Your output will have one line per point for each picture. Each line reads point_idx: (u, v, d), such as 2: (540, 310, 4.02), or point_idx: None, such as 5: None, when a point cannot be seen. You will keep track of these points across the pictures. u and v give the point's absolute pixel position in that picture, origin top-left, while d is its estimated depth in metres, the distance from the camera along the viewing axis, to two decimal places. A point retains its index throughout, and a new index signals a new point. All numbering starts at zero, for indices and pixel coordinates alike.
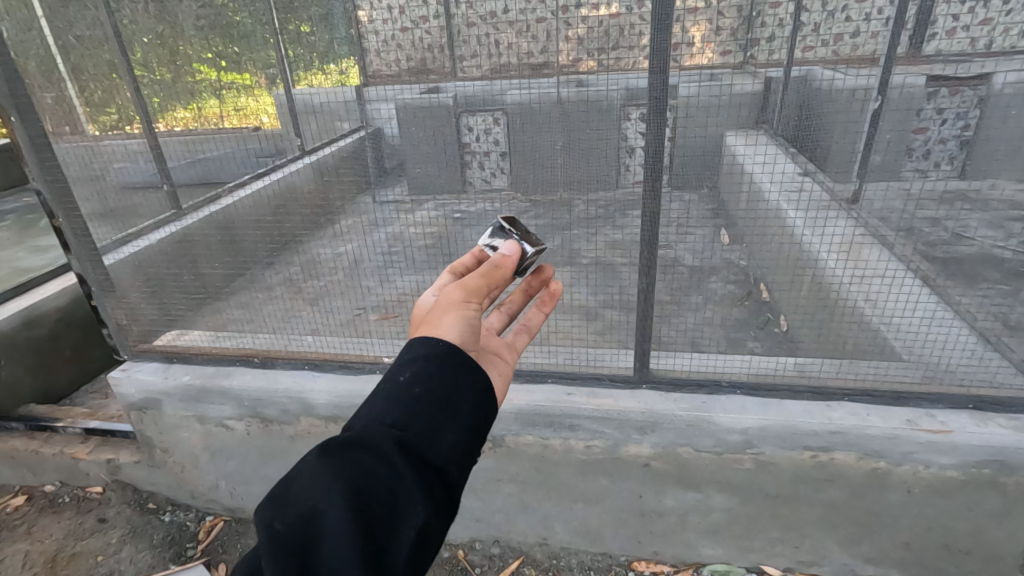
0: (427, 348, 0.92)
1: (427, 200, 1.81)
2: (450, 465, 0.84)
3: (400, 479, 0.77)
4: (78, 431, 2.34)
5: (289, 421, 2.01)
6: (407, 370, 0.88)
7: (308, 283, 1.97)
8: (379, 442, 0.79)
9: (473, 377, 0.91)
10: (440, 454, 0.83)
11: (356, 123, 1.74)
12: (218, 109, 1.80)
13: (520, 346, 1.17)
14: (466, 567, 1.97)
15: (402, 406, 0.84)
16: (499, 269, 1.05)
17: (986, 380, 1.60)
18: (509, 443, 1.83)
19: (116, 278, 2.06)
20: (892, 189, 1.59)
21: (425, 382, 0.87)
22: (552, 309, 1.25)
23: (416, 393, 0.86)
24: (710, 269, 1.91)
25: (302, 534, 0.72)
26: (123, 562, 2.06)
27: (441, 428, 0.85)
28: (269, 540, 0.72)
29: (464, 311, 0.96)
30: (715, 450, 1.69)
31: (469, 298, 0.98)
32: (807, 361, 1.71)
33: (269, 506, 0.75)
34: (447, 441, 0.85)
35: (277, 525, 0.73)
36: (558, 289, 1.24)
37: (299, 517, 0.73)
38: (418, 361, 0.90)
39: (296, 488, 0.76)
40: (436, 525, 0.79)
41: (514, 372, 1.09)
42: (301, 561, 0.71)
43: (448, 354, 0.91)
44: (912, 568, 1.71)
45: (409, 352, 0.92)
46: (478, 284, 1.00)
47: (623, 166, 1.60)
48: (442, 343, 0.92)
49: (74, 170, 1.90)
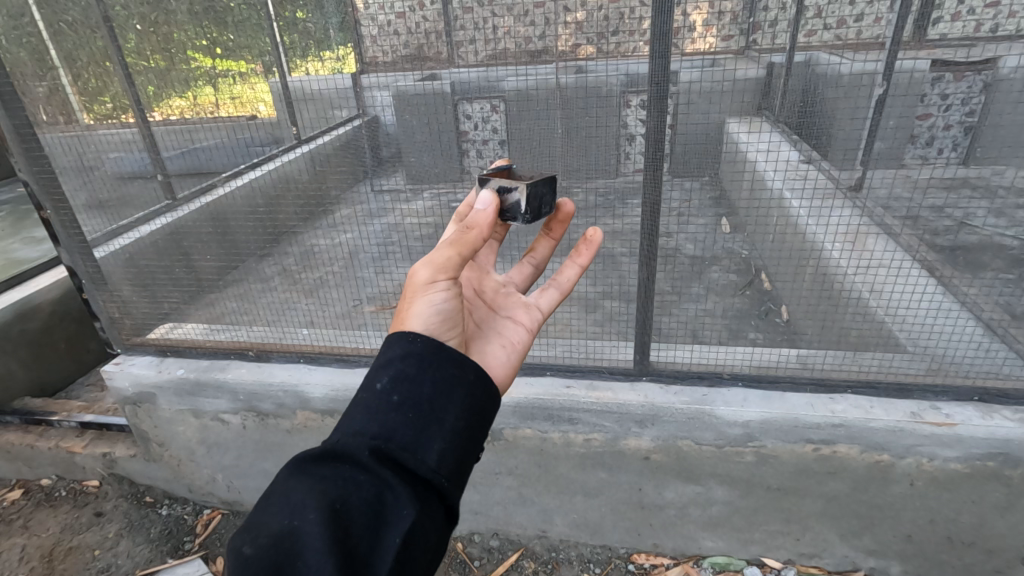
0: (404, 347, 0.84)
1: (425, 190, 1.91)
2: (437, 475, 0.78)
3: (385, 485, 0.76)
4: (73, 425, 2.32)
5: (285, 415, 1.97)
6: (383, 376, 0.82)
7: (303, 274, 1.99)
8: (356, 452, 0.77)
9: (459, 371, 0.84)
10: (425, 464, 0.78)
11: (354, 110, 1.70)
12: (213, 98, 1.75)
13: (546, 307, 1.10)
14: (464, 560, 1.96)
15: (378, 417, 0.79)
16: (469, 232, 0.91)
17: (993, 372, 1.53)
18: (507, 436, 1.80)
19: (108, 271, 2.01)
20: (893, 174, 1.57)
21: (402, 388, 0.81)
22: (587, 261, 1.13)
23: (393, 401, 0.80)
24: (710, 258, 2.04)
25: (276, 554, 0.71)
26: (120, 556, 2.05)
27: (425, 435, 0.79)
28: (239, 567, 0.70)
29: (429, 293, 0.87)
30: (716, 443, 1.67)
31: (437, 274, 0.87)
32: (810, 353, 1.66)
33: (243, 531, 0.74)
34: (433, 451, 0.79)
35: (247, 549, 0.72)
36: (594, 234, 1.12)
37: (273, 538, 0.72)
38: (394, 363, 0.83)
39: (270, 507, 0.75)
40: (426, 530, 0.76)
41: (527, 347, 1.03)
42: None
43: (430, 352, 0.84)
44: (913, 560, 1.70)
45: (385, 354, 0.85)
46: (446, 258, 0.88)
47: (623, 154, 1.64)
48: (420, 340, 0.85)
49: (64, 161, 1.85)
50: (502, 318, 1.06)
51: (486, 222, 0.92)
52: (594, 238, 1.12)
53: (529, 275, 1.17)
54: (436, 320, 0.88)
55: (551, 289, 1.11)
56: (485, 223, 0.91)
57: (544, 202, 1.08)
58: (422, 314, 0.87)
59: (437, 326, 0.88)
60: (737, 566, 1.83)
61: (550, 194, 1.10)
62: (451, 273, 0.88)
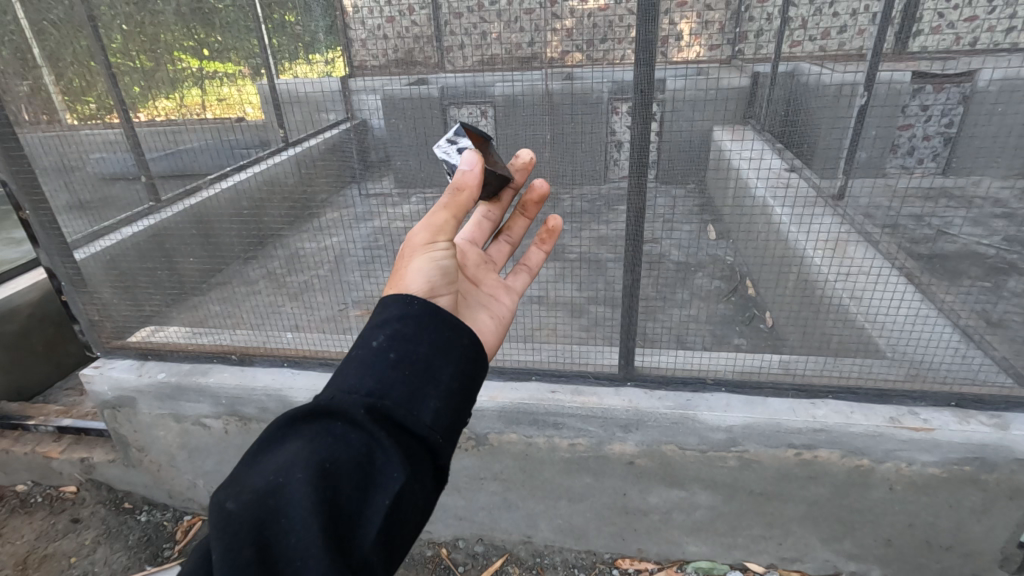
0: (401, 308, 0.86)
1: (415, 192, 1.94)
2: (431, 432, 0.79)
3: (375, 442, 0.74)
4: (51, 429, 2.26)
5: (268, 419, 1.91)
6: (380, 335, 0.83)
7: (288, 278, 2.01)
8: (351, 409, 0.75)
9: (455, 335, 0.87)
10: (420, 422, 0.78)
11: (342, 113, 1.70)
12: (201, 100, 1.73)
13: (521, 287, 1.13)
14: (448, 566, 1.95)
15: (375, 373, 0.79)
16: (461, 193, 0.92)
17: (968, 377, 1.56)
18: (493, 441, 1.79)
19: (88, 274, 1.96)
20: (879, 189, 1.68)
21: (399, 346, 0.82)
22: (551, 246, 1.19)
23: (390, 358, 0.81)
24: (698, 265, 2.01)
25: (259, 512, 0.68)
26: (96, 564, 1.99)
27: (419, 395, 0.80)
28: (221, 522, 0.67)
29: (429, 252, 0.92)
30: (699, 448, 1.67)
31: (435, 236, 0.92)
32: (792, 359, 1.68)
33: (224, 488, 0.71)
34: (428, 408, 0.80)
35: (229, 505, 0.68)
36: (555, 224, 1.17)
37: (256, 496, 0.69)
38: (392, 323, 0.84)
39: (255, 466, 0.73)
40: (417, 490, 0.76)
41: (510, 318, 1.07)
42: (258, 538, 0.67)
43: (427, 315, 0.86)
44: (892, 565, 1.72)
45: (382, 314, 0.87)
46: (443, 221, 0.92)
47: (611, 161, 1.67)
48: (418, 303, 0.87)
49: (45, 161, 1.81)
50: (484, 292, 1.07)
51: (477, 188, 0.93)
52: (540, 192, 1.14)
53: (506, 253, 1.19)
54: (429, 275, 0.91)
55: (523, 271, 1.16)
56: (473, 183, 0.92)
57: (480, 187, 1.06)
58: (419, 270, 0.90)
59: (430, 283, 0.91)
60: (720, 570, 1.84)
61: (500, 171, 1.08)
62: (450, 236, 0.93)
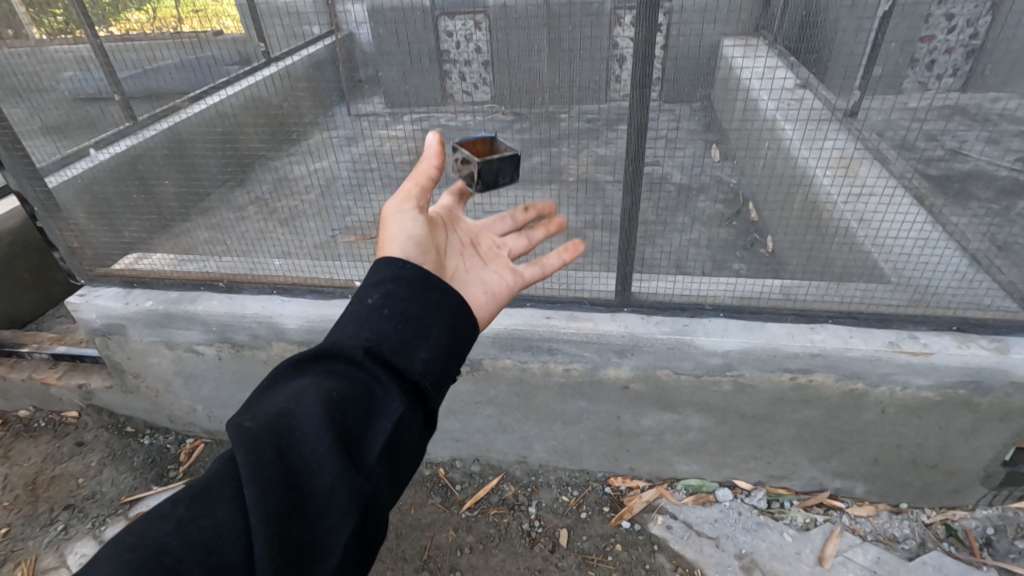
0: (394, 269, 0.88)
1: (404, 114, 1.59)
2: (422, 378, 0.81)
3: (375, 380, 0.77)
4: (46, 356, 2.25)
5: (260, 346, 1.89)
6: (375, 293, 0.85)
7: (278, 203, 1.82)
8: (352, 352, 0.78)
9: (444, 295, 0.88)
10: (413, 367, 0.81)
11: (326, 26, 1.50)
12: (175, 11, 1.53)
13: (534, 276, 1.10)
14: (446, 485, 2.01)
15: (372, 325, 0.82)
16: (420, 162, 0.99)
17: (974, 303, 1.54)
18: (487, 366, 1.78)
19: (65, 202, 1.89)
20: (890, 104, 1.43)
21: (394, 302, 0.84)
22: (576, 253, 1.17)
23: (385, 313, 0.83)
24: (698, 188, 1.70)
25: (275, 428, 0.70)
26: (104, 484, 2.05)
27: (413, 343, 0.82)
28: (239, 437, 0.69)
29: (404, 216, 0.97)
30: (694, 372, 1.66)
31: (407, 202, 0.99)
32: (793, 284, 1.64)
33: (239, 415, 0.73)
34: (420, 355, 0.82)
35: (247, 423, 0.70)
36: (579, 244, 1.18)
37: (271, 420, 0.72)
38: (386, 282, 0.86)
39: (267, 399, 0.75)
40: (412, 431, 0.78)
41: (507, 299, 1.05)
42: (276, 449, 0.68)
43: (419, 277, 0.88)
44: (877, 482, 1.77)
45: (377, 273, 0.88)
46: (411, 188, 1.00)
47: (612, 78, 1.44)
48: (410, 267, 0.88)
49: (11, 81, 1.70)
50: (489, 269, 1.09)
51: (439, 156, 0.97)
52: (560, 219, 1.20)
53: (523, 246, 1.18)
54: (406, 235, 0.95)
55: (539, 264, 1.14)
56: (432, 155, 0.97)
57: (500, 175, 1.15)
58: (398, 231, 0.96)
59: (412, 247, 0.95)
60: (709, 487, 1.90)
61: (512, 169, 1.15)
62: (420, 202, 1.00)
